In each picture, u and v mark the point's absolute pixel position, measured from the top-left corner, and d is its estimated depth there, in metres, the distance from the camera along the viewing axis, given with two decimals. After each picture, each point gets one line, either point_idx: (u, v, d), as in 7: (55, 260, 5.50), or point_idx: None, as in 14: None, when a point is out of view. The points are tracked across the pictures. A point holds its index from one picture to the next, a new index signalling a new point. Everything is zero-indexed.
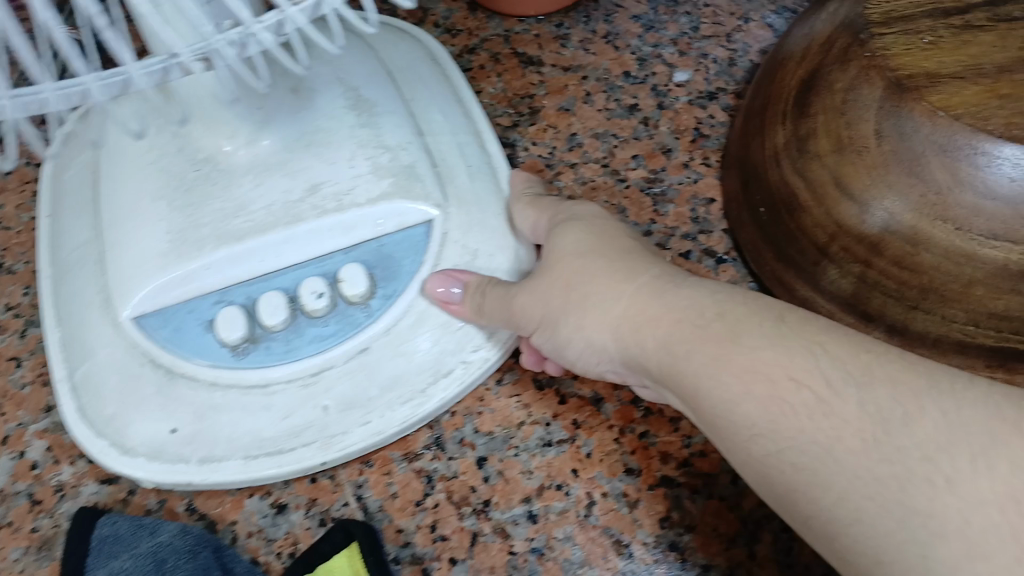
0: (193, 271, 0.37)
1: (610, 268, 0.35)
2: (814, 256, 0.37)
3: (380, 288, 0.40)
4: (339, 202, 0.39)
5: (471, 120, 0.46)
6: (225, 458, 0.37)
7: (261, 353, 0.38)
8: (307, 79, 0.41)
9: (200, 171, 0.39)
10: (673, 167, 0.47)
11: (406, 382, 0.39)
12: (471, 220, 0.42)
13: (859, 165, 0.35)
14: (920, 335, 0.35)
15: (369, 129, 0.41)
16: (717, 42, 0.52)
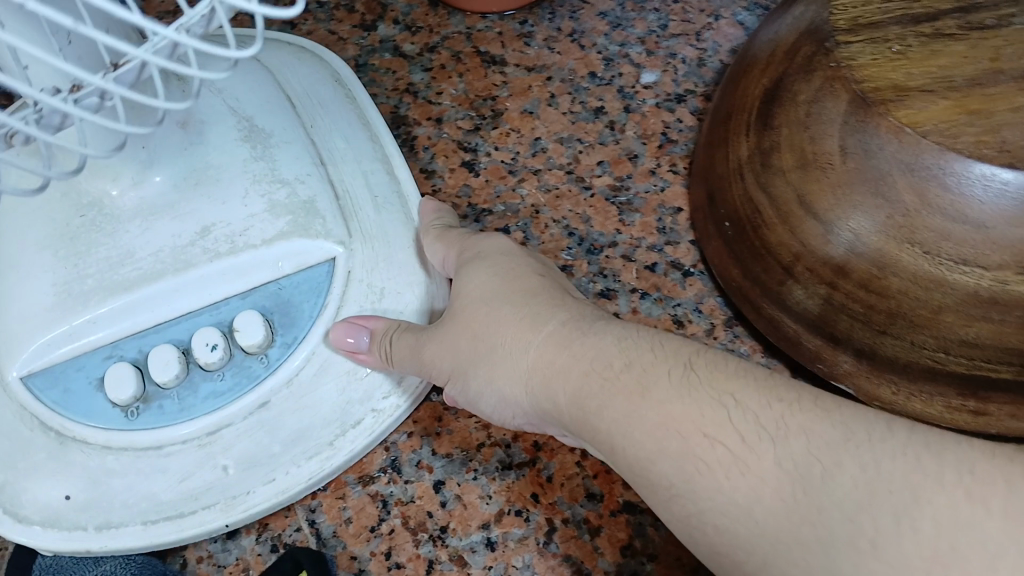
0: (77, 326, 0.38)
1: (518, 316, 0.35)
2: (780, 276, 0.36)
3: (279, 336, 0.40)
4: (232, 244, 0.40)
5: (379, 145, 0.46)
6: (122, 524, 0.36)
7: (152, 413, 0.38)
8: (197, 112, 0.41)
9: (86, 217, 0.40)
10: (639, 174, 0.46)
11: (311, 436, 0.38)
12: (376, 258, 0.42)
13: (823, 183, 0.34)
14: (890, 360, 0.34)
15: (263, 162, 0.42)
16: (687, 41, 0.50)
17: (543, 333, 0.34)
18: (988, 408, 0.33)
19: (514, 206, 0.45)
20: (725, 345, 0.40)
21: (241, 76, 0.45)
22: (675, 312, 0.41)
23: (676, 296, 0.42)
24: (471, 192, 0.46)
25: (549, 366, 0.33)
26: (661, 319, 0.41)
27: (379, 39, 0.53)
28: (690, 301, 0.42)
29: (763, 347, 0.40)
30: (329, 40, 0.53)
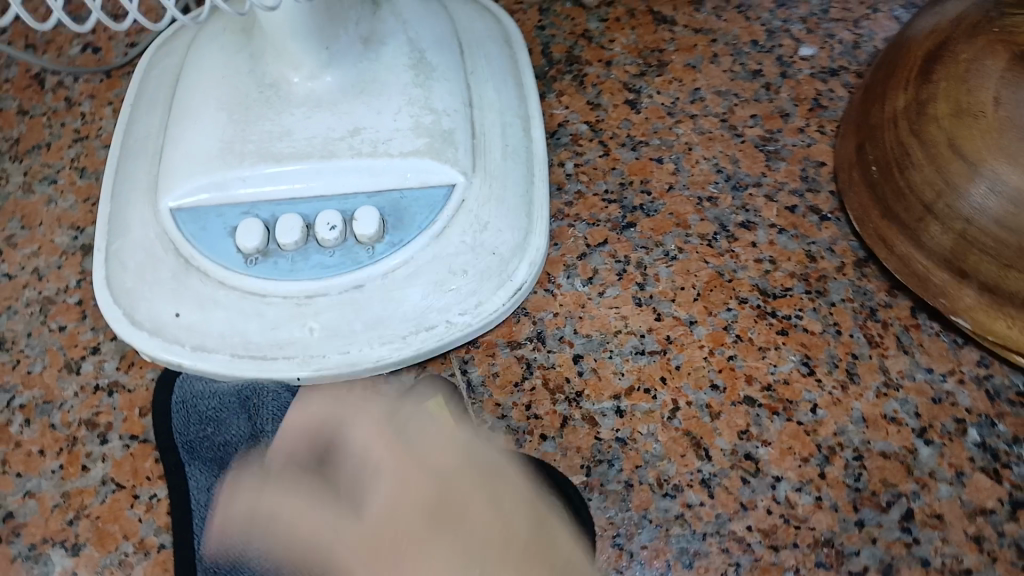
0: (229, 180, 0.43)
1: (386, 544, 0.39)
2: (920, 213, 0.40)
3: (388, 235, 0.42)
4: (374, 148, 0.44)
5: (525, 105, 0.49)
6: (214, 350, 0.41)
7: (267, 267, 0.42)
8: (380, 33, 0.47)
9: (264, 93, 0.46)
10: (788, 130, 0.50)
11: (390, 326, 0.41)
12: (491, 196, 0.44)
13: (974, 128, 0.38)
14: (1011, 295, 0.38)
15: (421, 90, 0.46)
16: (846, 26, 0.55)
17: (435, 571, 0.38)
18: None
19: (669, 141, 0.50)
20: (853, 282, 0.44)
21: (422, 15, 0.49)
22: (809, 248, 0.46)
23: (812, 235, 0.46)
24: (631, 126, 0.51)
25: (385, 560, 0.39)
26: (796, 253, 0.46)
27: None
28: (824, 242, 0.46)
29: (888, 288, 0.44)
30: None
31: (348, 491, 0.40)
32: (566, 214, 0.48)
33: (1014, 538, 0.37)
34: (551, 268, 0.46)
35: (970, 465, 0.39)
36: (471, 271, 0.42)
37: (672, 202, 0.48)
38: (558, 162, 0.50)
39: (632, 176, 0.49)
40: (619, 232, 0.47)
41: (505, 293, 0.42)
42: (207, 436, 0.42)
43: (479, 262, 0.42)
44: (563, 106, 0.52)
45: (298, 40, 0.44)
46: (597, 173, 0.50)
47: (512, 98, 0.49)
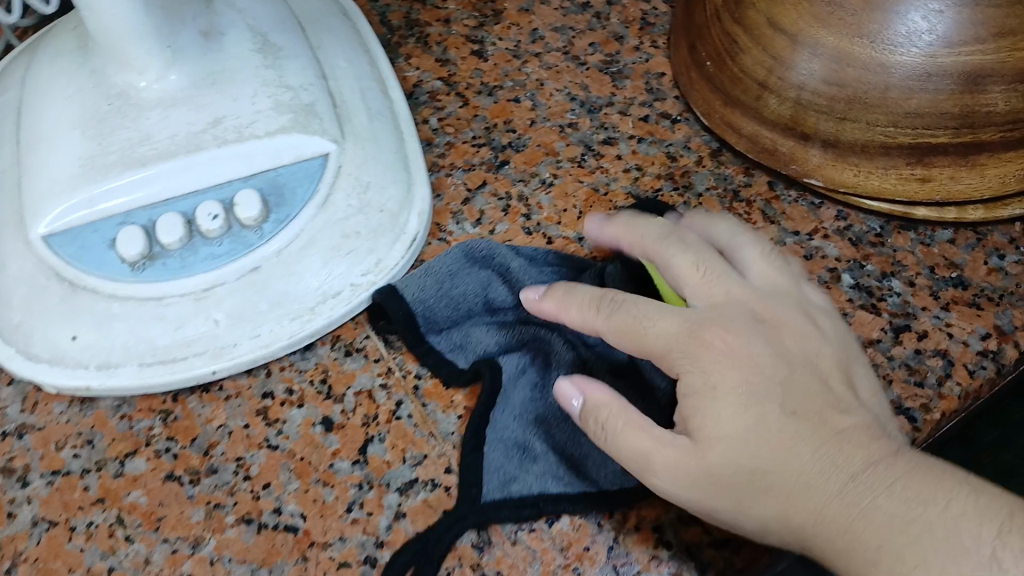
0: (97, 194, 0.42)
1: (856, 476, 0.31)
2: (757, 91, 0.44)
3: (272, 214, 0.42)
4: (239, 133, 0.44)
5: (377, 69, 0.50)
6: (120, 365, 0.41)
7: (156, 270, 0.41)
8: (218, 24, 0.47)
9: (113, 105, 0.44)
10: (626, 50, 0.53)
11: (294, 300, 0.41)
12: (366, 157, 0.45)
13: (787, 4, 0.42)
14: (852, 144, 0.42)
15: (272, 70, 0.46)
16: None
17: (951, 510, 0.30)
18: (933, 174, 0.42)
19: (521, 81, 0.53)
20: (713, 171, 0.48)
21: (256, 0, 0.49)
22: (668, 150, 0.49)
23: (667, 138, 0.50)
24: (482, 73, 0.53)
25: (761, 484, 0.32)
26: (657, 156, 0.49)
27: None
28: (680, 142, 0.49)
29: (744, 169, 0.48)
30: None
31: None
32: (441, 165, 0.49)
33: (902, 358, 0.40)
34: (438, 219, 0.47)
35: (851, 305, 0.42)
36: (364, 230, 0.43)
37: (537, 134, 0.50)
38: (422, 120, 0.51)
39: (495, 119, 0.51)
40: (494, 171, 0.49)
41: (402, 246, 0.43)
42: (433, 306, 0.42)
43: (369, 221, 0.43)
44: (414, 68, 0.54)
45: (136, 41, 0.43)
46: (461, 123, 0.51)
47: (364, 65, 0.49)
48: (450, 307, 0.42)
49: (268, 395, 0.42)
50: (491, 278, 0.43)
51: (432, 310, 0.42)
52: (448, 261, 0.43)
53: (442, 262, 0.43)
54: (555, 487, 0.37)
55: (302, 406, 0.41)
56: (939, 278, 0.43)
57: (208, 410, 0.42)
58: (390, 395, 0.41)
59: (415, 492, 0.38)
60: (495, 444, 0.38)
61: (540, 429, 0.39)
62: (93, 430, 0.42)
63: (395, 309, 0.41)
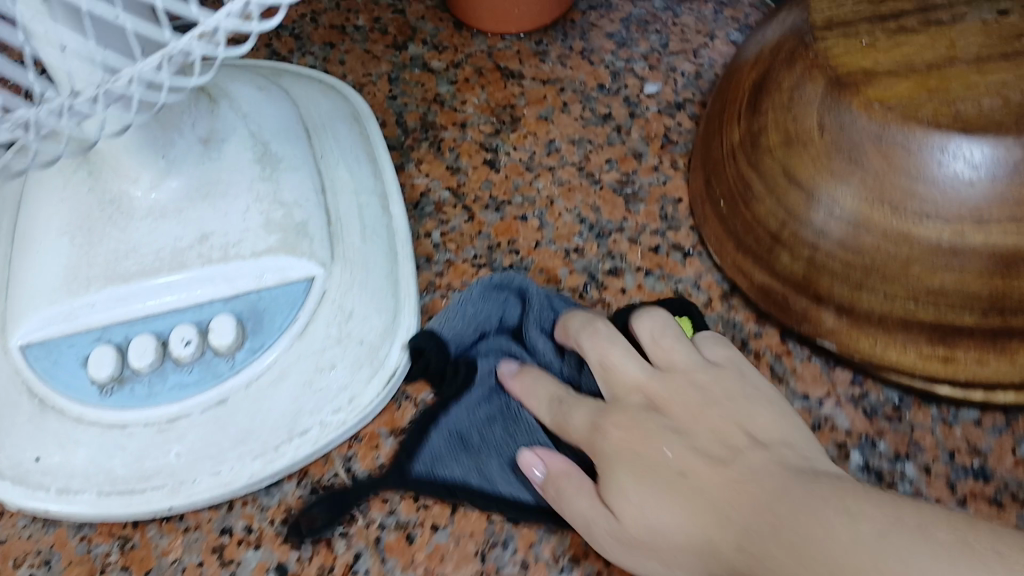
0: (76, 308, 0.41)
1: (780, 527, 0.32)
2: (769, 243, 0.41)
3: (247, 342, 0.41)
4: (225, 252, 0.42)
5: (380, 180, 0.48)
6: (79, 491, 0.39)
7: (124, 395, 0.40)
8: (220, 131, 0.46)
9: (106, 211, 0.43)
10: (643, 170, 0.51)
11: (259, 437, 0.39)
12: (352, 282, 0.43)
13: (804, 156, 0.39)
14: (867, 314, 0.39)
15: (268, 183, 0.44)
16: (685, 58, 0.56)
17: (861, 531, 0.30)
18: (957, 355, 0.38)
19: (531, 197, 0.50)
20: (722, 315, 0.45)
21: (264, 105, 0.48)
22: (676, 288, 0.46)
23: (677, 273, 0.47)
24: (492, 186, 0.51)
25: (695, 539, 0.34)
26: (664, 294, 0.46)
27: (409, 57, 0.57)
28: (690, 279, 0.46)
29: (754, 316, 0.45)
30: (366, 58, 0.58)
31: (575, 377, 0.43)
32: (438, 285, 0.47)
33: None
34: None
35: None
36: (340, 365, 0.41)
37: (541, 258, 0.48)
38: (424, 233, 0.49)
39: (499, 237, 0.49)
40: None
41: (379, 381, 0.41)
42: (460, 331, 0.43)
43: (346, 354, 0.41)
44: (423, 175, 0.52)
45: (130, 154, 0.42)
46: (464, 240, 0.49)
47: (367, 176, 0.48)
48: (467, 330, 0.43)
49: (227, 531, 0.40)
50: (512, 309, 0.44)
51: (452, 333, 0.42)
52: (479, 285, 0.44)
53: (473, 294, 0.43)
54: (475, 481, 0.39)
55: (259, 547, 0.40)
56: (958, 466, 0.39)
57: (166, 540, 0.40)
58: (350, 545, 0.39)
59: None
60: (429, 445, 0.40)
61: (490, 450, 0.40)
62: (52, 549, 0.40)
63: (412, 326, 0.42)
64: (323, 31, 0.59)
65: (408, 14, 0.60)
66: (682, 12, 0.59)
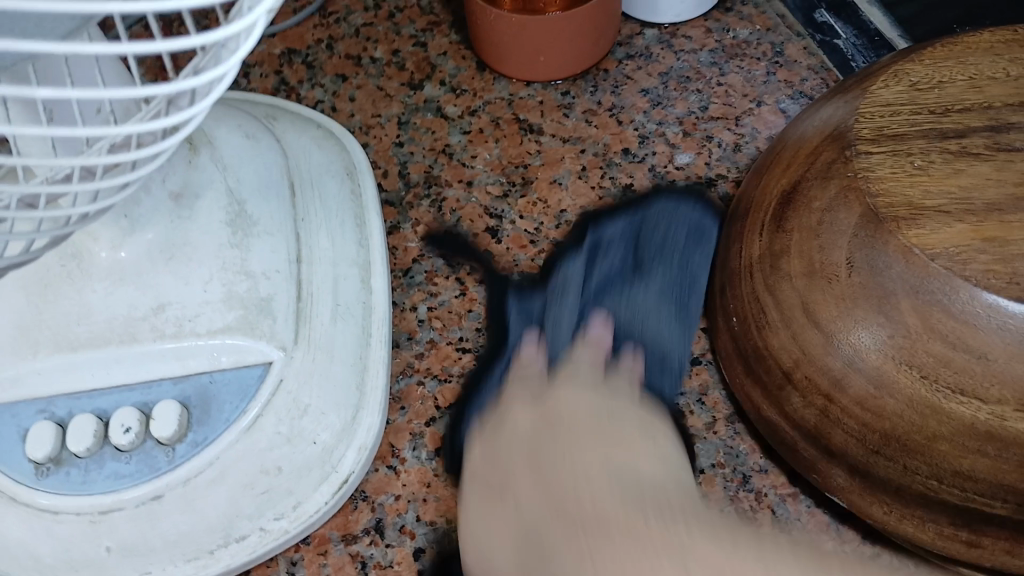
0: (22, 375, 0.38)
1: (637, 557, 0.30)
2: (780, 380, 0.36)
3: (192, 433, 0.38)
4: (180, 327, 0.39)
5: (365, 251, 0.44)
6: (7, 574, 0.36)
7: (58, 478, 0.37)
8: (195, 184, 0.41)
9: (65, 266, 0.39)
10: None
11: (193, 540, 0.36)
12: (314, 370, 0.39)
13: (827, 294, 0.33)
14: (883, 481, 0.33)
15: (237, 250, 0.41)
16: (726, 125, 0.50)
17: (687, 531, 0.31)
18: (982, 541, 0.32)
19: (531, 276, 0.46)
20: (724, 443, 0.40)
21: (247, 157, 0.44)
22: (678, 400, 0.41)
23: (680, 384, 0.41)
24: (491, 258, 0.46)
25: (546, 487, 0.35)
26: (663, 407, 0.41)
27: (424, 98, 0.53)
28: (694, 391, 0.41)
29: (761, 447, 0.39)
30: (377, 96, 0.54)
31: (655, 287, 0.43)
32: (415, 368, 0.43)
33: None
34: (393, 439, 0.41)
35: None
36: (287, 467, 0.37)
37: None
38: (410, 306, 0.45)
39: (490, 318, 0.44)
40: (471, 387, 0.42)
41: (328, 488, 0.38)
42: (651, 234, 0.45)
43: (295, 456, 0.38)
44: (418, 238, 0.48)
45: None
46: (452, 318, 0.45)
47: (350, 245, 0.44)
48: (655, 256, 0.44)
49: None
50: (665, 270, 0.44)
51: (643, 235, 0.45)
52: (685, 207, 0.46)
53: (690, 198, 0.47)
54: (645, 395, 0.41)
55: None
56: None
57: None
58: None
59: None
60: (533, 300, 0.44)
61: (563, 322, 0.43)
62: None
63: (614, 225, 0.46)
64: (337, 62, 0.56)
65: (430, 49, 0.56)
66: (729, 70, 0.53)
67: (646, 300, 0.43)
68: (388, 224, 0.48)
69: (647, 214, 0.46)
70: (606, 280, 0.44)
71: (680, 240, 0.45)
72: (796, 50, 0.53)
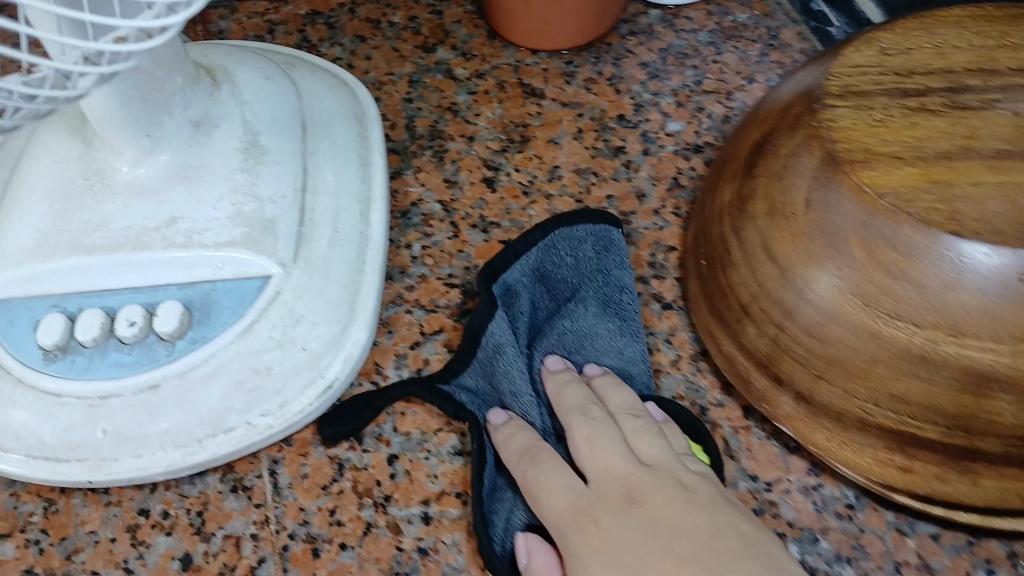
0: (39, 273, 0.41)
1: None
2: (738, 313, 0.38)
3: (190, 331, 0.41)
4: (189, 238, 0.41)
5: (366, 187, 0.47)
6: (11, 450, 0.40)
7: (64, 364, 0.40)
8: (214, 114, 0.45)
9: (88, 180, 0.43)
10: (643, 211, 0.48)
11: (184, 429, 0.39)
12: (309, 287, 0.42)
13: (786, 231, 0.36)
14: (825, 407, 0.35)
15: (247, 175, 0.43)
16: (717, 98, 0.53)
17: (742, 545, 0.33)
18: (914, 466, 0.34)
19: (520, 223, 0.48)
20: (687, 377, 0.42)
21: (264, 94, 0.47)
22: (647, 340, 0.43)
23: (651, 325, 0.44)
24: (485, 205, 0.49)
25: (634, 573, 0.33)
26: None
27: (435, 60, 0.57)
28: (663, 332, 0.44)
29: (721, 385, 0.41)
30: (392, 56, 0.57)
31: (599, 334, 0.42)
32: (405, 299, 0.46)
33: None
34: (379, 358, 0.44)
35: None
36: (277, 368, 0.40)
37: None
38: (405, 244, 0.48)
39: (479, 259, 0.47)
40: (456, 318, 0.45)
41: (313, 392, 0.41)
42: (558, 265, 0.43)
43: (285, 359, 0.41)
44: (418, 183, 0.51)
45: (112, 128, 0.41)
46: (443, 256, 0.48)
47: (352, 181, 0.47)
48: (576, 282, 0.43)
49: (142, 514, 0.40)
50: (592, 287, 0.43)
51: (551, 270, 0.44)
52: (583, 231, 0.44)
53: (582, 216, 0.45)
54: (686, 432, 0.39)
55: (170, 534, 0.39)
56: None
57: (87, 510, 0.40)
58: (256, 549, 0.39)
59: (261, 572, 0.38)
60: (471, 373, 0.42)
61: (518, 376, 0.40)
62: None
63: (513, 273, 0.43)
64: (357, 24, 0.59)
65: (444, 17, 0.59)
66: (725, 49, 0.55)
67: (583, 319, 0.43)
68: (391, 169, 0.51)
69: (552, 242, 0.44)
70: (534, 322, 0.43)
71: (586, 261, 0.44)
72: (790, 35, 0.56)
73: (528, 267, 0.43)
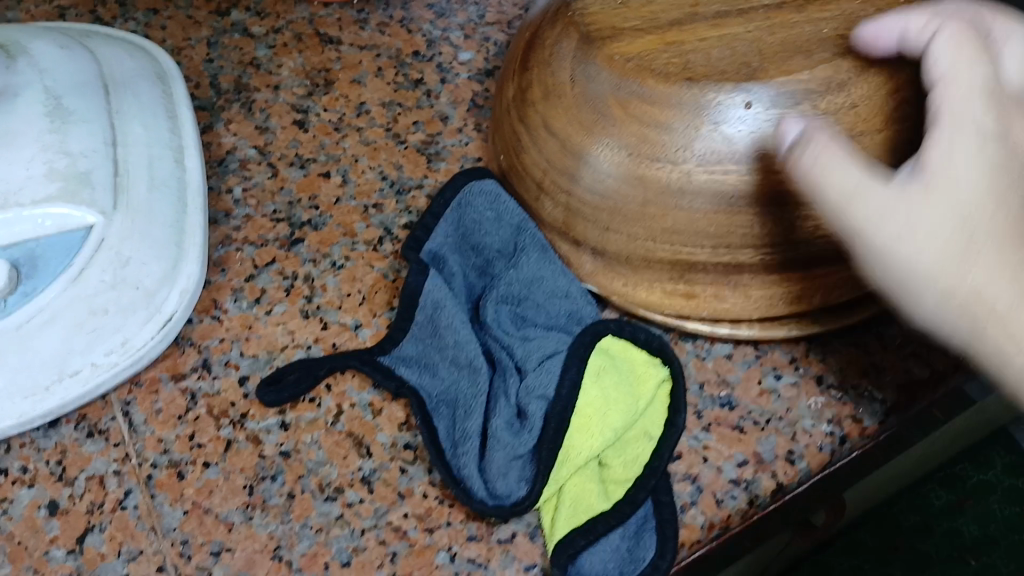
0: None
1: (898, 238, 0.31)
2: (534, 192, 0.43)
3: (20, 286, 0.41)
4: (5, 200, 0.41)
5: (177, 137, 0.49)
6: None
7: None
8: (13, 87, 0.44)
9: None
10: (447, 131, 0.52)
11: (28, 378, 0.40)
12: (134, 230, 0.43)
13: (559, 107, 0.40)
14: (616, 255, 0.41)
15: (57, 135, 0.43)
16: (500, 28, 0.58)
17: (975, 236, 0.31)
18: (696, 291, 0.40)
19: (336, 156, 0.51)
20: None
21: (60, 61, 0.48)
22: None
23: None
24: (299, 145, 0.52)
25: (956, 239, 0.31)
26: None
27: (231, 22, 0.58)
28: None
29: None
30: (187, 23, 0.58)
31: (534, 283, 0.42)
32: (233, 238, 0.48)
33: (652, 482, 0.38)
34: (215, 294, 0.46)
35: None
36: (112, 310, 0.41)
37: (339, 213, 0.49)
38: (225, 190, 0.50)
39: (300, 193, 0.50)
40: (287, 248, 0.47)
41: (154, 326, 0.42)
42: (475, 226, 0.44)
43: (121, 299, 0.42)
44: (231, 134, 0.52)
45: None
46: (265, 195, 0.50)
47: (163, 132, 0.48)
48: (499, 238, 0.44)
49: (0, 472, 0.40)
50: (520, 238, 0.43)
51: (471, 233, 0.45)
52: (491, 183, 0.45)
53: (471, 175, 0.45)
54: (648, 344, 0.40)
55: (32, 486, 0.40)
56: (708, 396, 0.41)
57: None
58: (121, 483, 0.40)
59: (129, 499, 0.39)
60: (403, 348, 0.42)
61: (459, 327, 0.41)
62: None
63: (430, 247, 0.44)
64: None
65: None
66: None
67: (522, 270, 0.43)
68: (202, 125, 0.53)
69: (464, 201, 0.45)
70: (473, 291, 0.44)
71: (492, 215, 0.44)
72: None
73: (447, 236, 0.45)
